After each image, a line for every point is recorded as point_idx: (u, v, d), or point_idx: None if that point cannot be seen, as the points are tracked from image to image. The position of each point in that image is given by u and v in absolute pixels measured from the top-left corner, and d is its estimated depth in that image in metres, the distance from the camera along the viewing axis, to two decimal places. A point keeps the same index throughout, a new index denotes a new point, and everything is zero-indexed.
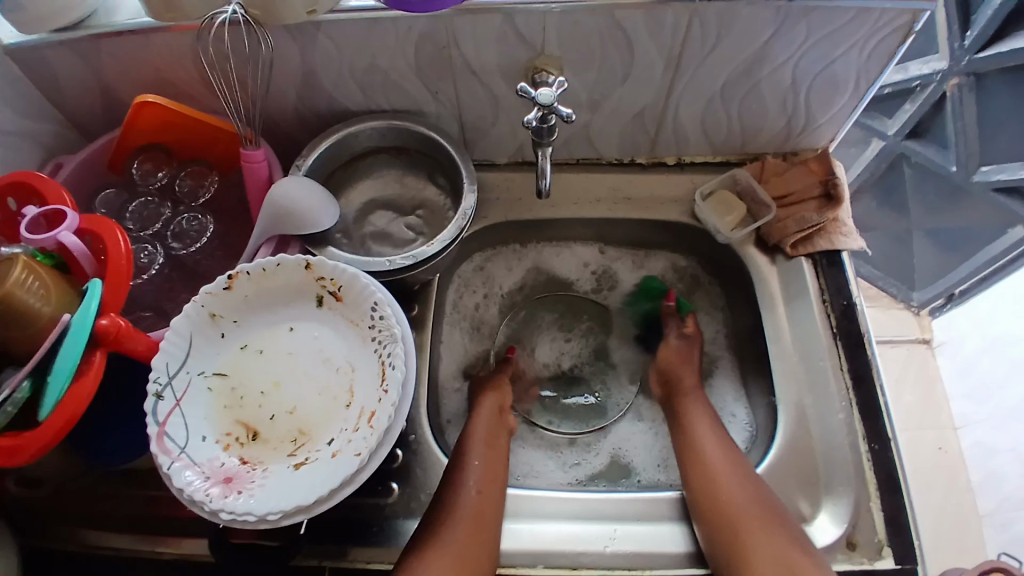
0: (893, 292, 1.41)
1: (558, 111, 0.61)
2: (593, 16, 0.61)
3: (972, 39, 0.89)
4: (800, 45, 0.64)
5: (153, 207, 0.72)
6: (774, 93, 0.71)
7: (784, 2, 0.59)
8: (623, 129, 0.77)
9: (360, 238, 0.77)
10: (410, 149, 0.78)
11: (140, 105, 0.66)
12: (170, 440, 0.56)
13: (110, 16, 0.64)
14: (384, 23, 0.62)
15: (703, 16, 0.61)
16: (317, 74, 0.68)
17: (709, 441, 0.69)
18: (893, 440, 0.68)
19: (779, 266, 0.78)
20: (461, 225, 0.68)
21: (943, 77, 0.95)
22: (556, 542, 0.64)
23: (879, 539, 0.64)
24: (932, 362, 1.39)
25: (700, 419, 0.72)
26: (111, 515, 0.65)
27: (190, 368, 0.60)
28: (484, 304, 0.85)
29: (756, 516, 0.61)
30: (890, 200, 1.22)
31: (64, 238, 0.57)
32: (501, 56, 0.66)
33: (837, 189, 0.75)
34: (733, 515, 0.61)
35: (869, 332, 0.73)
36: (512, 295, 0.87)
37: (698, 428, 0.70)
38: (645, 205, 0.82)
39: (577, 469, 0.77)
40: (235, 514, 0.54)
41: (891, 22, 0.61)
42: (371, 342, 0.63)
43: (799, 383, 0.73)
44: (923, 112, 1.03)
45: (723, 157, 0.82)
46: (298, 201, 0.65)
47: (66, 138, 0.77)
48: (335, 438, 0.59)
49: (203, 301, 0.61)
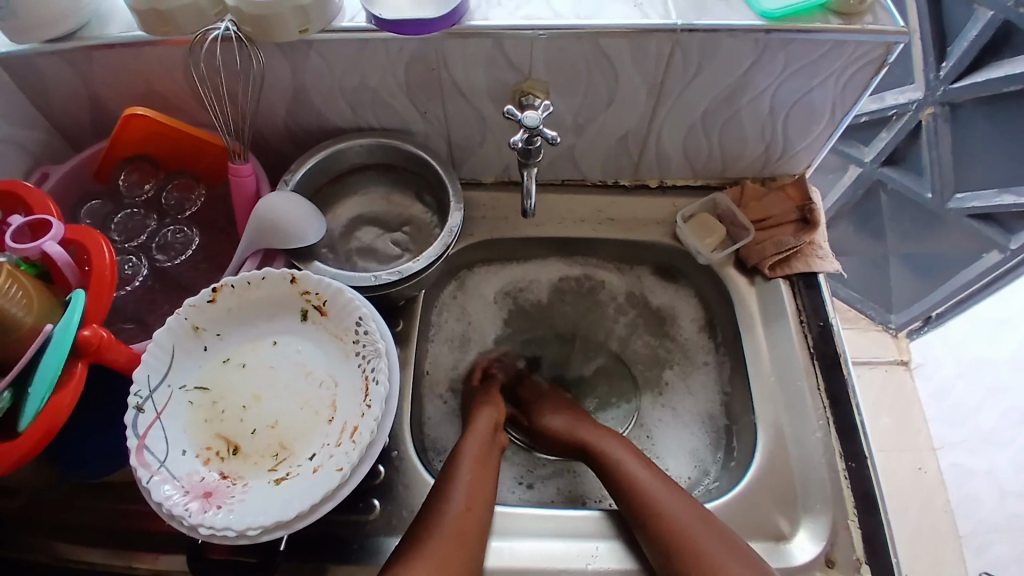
0: (870, 315, 1.45)
1: (543, 133, 0.63)
2: (579, 43, 0.63)
3: (947, 70, 0.93)
4: (778, 76, 0.66)
5: (138, 219, 0.73)
6: (753, 121, 0.73)
7: (762, 34, 0.61)
8: (608, 151, 0.79)
9: (346, 253, 0.79)
10: (399, 167, 0.78)
11: (128, 117, 0.67)
12: (150, 454, 0.56)
13: (103, 28, 0.65)
14: (375, 44, 0.63)
15: (686, 46, 0.63)
16: (307, 91, 0.69)
17: (634, 461, 0.68)
18: (870, 459, 0.69)
19: (758, 286, 0.80)
20: (447, 242, 0.68)
21: (919, 106, 0.99)
22: (536, 560, 0.64)
23: (857, 557, 0.65)
24: (909, 385, 1.41)
25: (586, 424, 0.75)
26: (85, 529, 0.64)
27: (171, 382, 0.60)
28: (474, 341, 0.86)
29: (661, 492, 0.65)
30: (867, 226, 1.26)
31: (49, 248, 0.56)
32: (490, 79, 0.67)
33: (813, 214, 0.78)
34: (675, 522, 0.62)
35: (846, 353, 0.74)
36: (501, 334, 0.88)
37: (586, 425, 0.75)
38: (627, 225, 0.84)
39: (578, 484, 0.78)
40: (214, 529, 0.53)
41: (865, 55, 0.63)
42: (354, 357, 0.63)
43: (775, 403, 0.74)
44: (898, 141, 1.07)
45: (704, 181, 0.84)
46: (283, 215, 0.65)
47: (53, 147, 0.77)
48: (316, 453, 0.59)
49: (186, 314, 0.62)
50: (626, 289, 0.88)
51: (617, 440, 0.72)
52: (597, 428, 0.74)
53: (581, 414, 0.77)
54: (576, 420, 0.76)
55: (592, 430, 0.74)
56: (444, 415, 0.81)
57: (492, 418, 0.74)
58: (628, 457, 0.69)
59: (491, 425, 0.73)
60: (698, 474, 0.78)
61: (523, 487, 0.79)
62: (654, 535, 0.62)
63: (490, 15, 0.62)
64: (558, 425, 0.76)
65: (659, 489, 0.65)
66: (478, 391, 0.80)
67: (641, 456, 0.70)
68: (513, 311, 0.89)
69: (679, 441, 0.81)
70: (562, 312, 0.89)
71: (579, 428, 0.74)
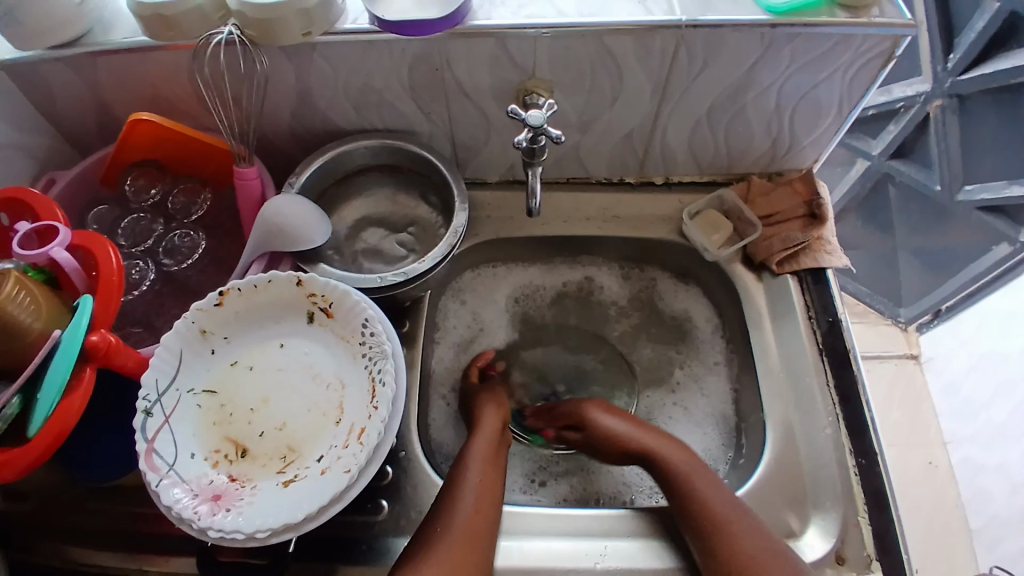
0: (880, 309, 1.44)
1: (547, 133, 0.63)
2: (583, 42, 0.62)
3: (955, 62, 0.92)
4: (784, 71, 0.66)
5: (145, 223, 0.74)
6: (760, 117, 0.72)
7: (767, 29, 0.61)
8: (613, 149, 0.78)
9: (352, 254, 0.79)
10: (403, 168, 0.78)
11: (134, 123, 0.66)
12: (159, 457, 0.56)
13: (107, 33, 0.65)
14: (378, 45, 0.63)
15: (690, 43, 0.62)
16: (311, 93, 0.69)
17: (689, 466, 0.67)
18: (880, 456, 0.69)
19: (766, 283, 0.79)
20: (453, 243, 0.68)
21: (927, 99, 0.99)
22: (545, 559, 0.64)
23: (867, 554, 0.65)
24: (919, 379, 1.41)
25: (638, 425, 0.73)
26: (96, 531, 0.65)
27: (180, 386, 0.60)
28: (477, 342, 0.86)
29: (719, 497, 0.64)
30: (875, 220, 1.25)
31: (56, 255, 0.57)
32: (493, 79, 0.67)
33: (822, 209, 0.77)
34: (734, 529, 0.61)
35: (855, 349, 0.74)
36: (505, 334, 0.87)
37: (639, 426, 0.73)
38: (633, 222, 0.83)
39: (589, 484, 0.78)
40: (224, 532, 0.53)
41: (873, 48, 0.63)
42: (361, 358, 0.63)
43: (784, 400, 0.74)
44: (906, 134, 1.06)
45: (710, 177, 0.83)
46: (289, 218, 0.65)
47: (60, 152, 0.77)
48: (325, 455, 0.59)
49: (194, 318, 0.62)
50: (630, 287, 0.88)
51: (676, 444, 0.70)
52: (657, 435, 0.72)
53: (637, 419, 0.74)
54: (636, 424, 0.73)
55: (652, 434, 0.71)
56: (447, 416, 0.81)
57: (493, 415, 0.73)
58: (691, 462, 0.68)
59: (493, 425, 0.72)
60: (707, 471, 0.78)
61: (535, 485, 0.78)
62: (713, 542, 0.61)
63: (492, 14, 0.62)
64: (618, 429, 0.72)
65: (715, 495, 0.64)
66: (475, 387, 0.79)
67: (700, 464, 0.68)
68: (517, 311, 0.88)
69: (689, 436, 0.80)
70: (567, 311, 0.89)
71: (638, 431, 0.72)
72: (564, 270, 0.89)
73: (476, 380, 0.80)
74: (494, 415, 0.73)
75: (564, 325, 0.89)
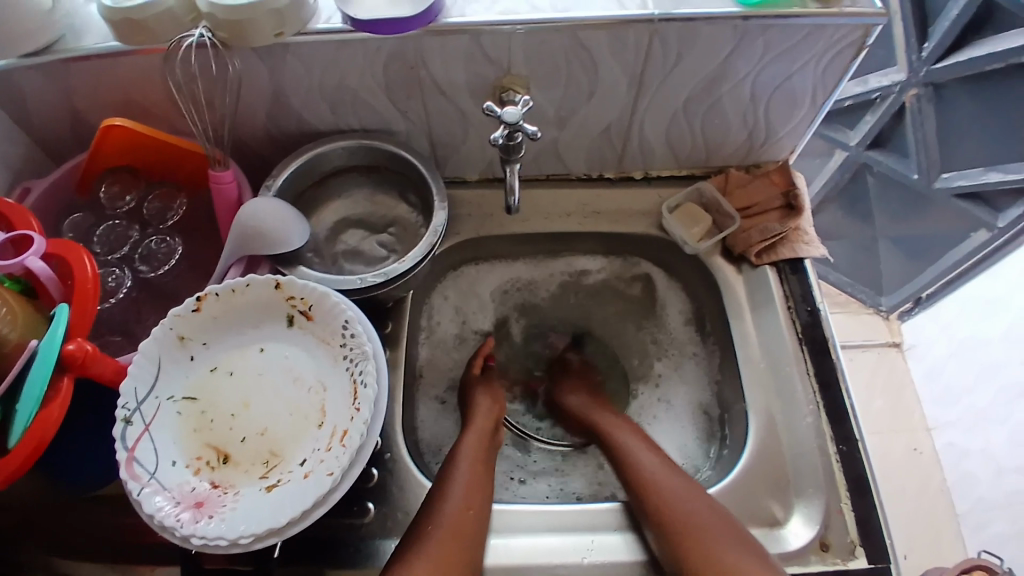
0: (861, 298, 1.45)
1: (524, 129, 0.63)
2: (557, 37, 0.63)
3: (929, 51, 0.93)
4: (757, 62, 0.66)
5: (121, 230, 0.72)
6: (735, 108, 0.73)
7: (740, 20, 0.61)
8: (592, 144, 0.78)
9: (332, 255, 0.79)
10: (381, 167, 0.78)
11: (106, 129, 0.66)
12: (140, 466, 0.56)
13: (79, 39, 0.64)
14: (352, 45, 0.63)
15: (664, 35, 0.63)
16: (286, 94, 0.69)
17: (642, 450, 0.70)
18: (861, 441, 0.70)
19: (746, 274, 0.80)
20: (432, 242, 0.68)
21: (902, 88, 1.00)
22: (532, 556, 0.64)
23: (851, 540, 0.65)
24: (901, 366, 1.42)
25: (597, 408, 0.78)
26: (80, 544, 0.64)
27: (159, 393, 0.60)
28: (465, 342, 0.87)
29: (661, 476, 0.66)
30: (855, 209, 1.26)
31: (31, 263, 0.56)
32: (469, 76, 0.67)
33: (798, 199, 0.78)
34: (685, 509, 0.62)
35: (834, 337, 0.75)
36: (494, 334, 0.89)
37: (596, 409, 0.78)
38: (613, 217, 0.84)
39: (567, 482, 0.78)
40: (207, 538, 0.53)
41: (844, 38, 0.63)
42: (342, 360, 0.63)
43: (765, 390, 0.74)
44: (883, 123, 1.07)
45: (689, 171, 0.84)
46: (266, 221, 0.65)
47: (34, 161, 0.76)
48: (308, 458, 0.59)
49: (171, 324, 0.61)
50: (613, 283, 0.89)
51: (629, 427, 0.74)
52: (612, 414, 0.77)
53: (601, 398, 0.80)
54: (594, 401, 0.79)
55: (606, 415, 0.76)
56: (439, 415, 0.82)
57: (488, 414, 0.74)
58: (642, 445, 0.71)
59: (484, 423, 0.72)
60: (690, 471, 0.78)
61: (515, 482, 0.78)
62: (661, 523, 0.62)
63: (466, 11, 0.62)
64: (577, 401, 0.80)
65: (669, 482, 0.65)
66: (476, 377, 0.79)
67: (651, 447, 0.71)
68: (505, 310, 0.89)
69: (670, 429, 0.82)
70: (552, 309, 0.90)
71: (596, 412, 0.77)
72: (552, 266, 0.89)
73: (479, 369, 0.80)
74: (488, 416, 0.73)
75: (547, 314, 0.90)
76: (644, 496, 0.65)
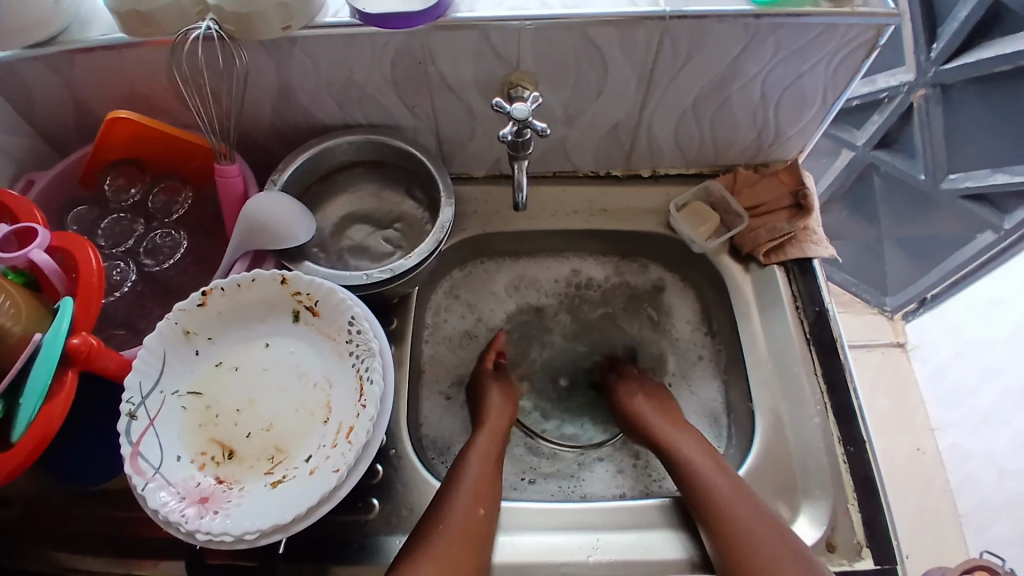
0: (866, 298, 1.45)
1: (532, 125, 0.62)
2: (566, 34, 0.62)
3: (939, 50, 0.92)
4: (769, 60, 0.66)
5: (125, 224, 0.72)
6: (744, 107, 0.72)
7: (751, 19, 0.60)
8: (599, 142, 0.78)
9: (337, 251, 0.78)
10: (388, 163, 0.77)
11: (112, 121, 0.65)
12: (144, 461, 0.55)
13: (85, 30, 0.64)
14: (360, 39, 0.62)
15: (674, 33, 0.62)
16: (292, 88, 0.68)
17: (701, 457, 0.68)
18: (868, 443, 0.69)
19: (752, 274, 0.79)
20: (439, 238, 0.68)
21: (910, 88, 0.98)
22: (538, 553, 0.64)
23: (857, 541, 0.65)
24: (905, 367, 1.42)
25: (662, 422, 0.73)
26: (82, 537, 0.64)
27: (164, 387, 0.60)
28: (472, 339, 0.86)
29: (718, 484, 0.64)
30: (860, 209, 1.25)
31: (35, 256, 0.56)
32: (477, 73, 0.67)
33: (807, 199, 0.77)
34: (740, 520, 0.61)
35: (842, 338, 0.74)
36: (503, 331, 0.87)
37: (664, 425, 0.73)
38: (620, 215, 0.83)
39: (582, 485, 0.77)
40: (211, 534, 0.53)
41: (855, 38, 0.63)
42: (348, 356, 0.63)
43: (773, 389, 0.74)
44: (890, 124, 1.06)
45: (697, 169, 0.83)
46: (273, 215, 0.64)
47: (38, 153, 0.75)
48: (313, 455, 0.58)
49: (177, 318, 0.61)
50: (620, 284, 0.88)
51: (690, 437, 0.71)
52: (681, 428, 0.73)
53: (674, 414, 0.75)
54: (671, 416, 0.74)
55: (670, 430, 0.72)
56: (445, 412, 0.81)
57: (490, 415, 0.73)
58: (698, 453, 0.68)
59: (491, 421, 0.72)
60: None
61: (525, 482, 0.77)
62: (724, 538, 0.61)
63: (476, 6, 0.61)
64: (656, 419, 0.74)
65: (725, 485, 0.64)
66: (488, 372, 0.79)
67: (707, 451, 0.69)
68: (513, 308, 0.88)
69: None
70: (563, 307, 0.88)
71: (668, 432, 0.72)
72: (562, 263, 0.88)
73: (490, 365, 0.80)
74: (497, 412, 0.73)
75: (564, 316, 0.88)
76: (706, 508, 0.63)
